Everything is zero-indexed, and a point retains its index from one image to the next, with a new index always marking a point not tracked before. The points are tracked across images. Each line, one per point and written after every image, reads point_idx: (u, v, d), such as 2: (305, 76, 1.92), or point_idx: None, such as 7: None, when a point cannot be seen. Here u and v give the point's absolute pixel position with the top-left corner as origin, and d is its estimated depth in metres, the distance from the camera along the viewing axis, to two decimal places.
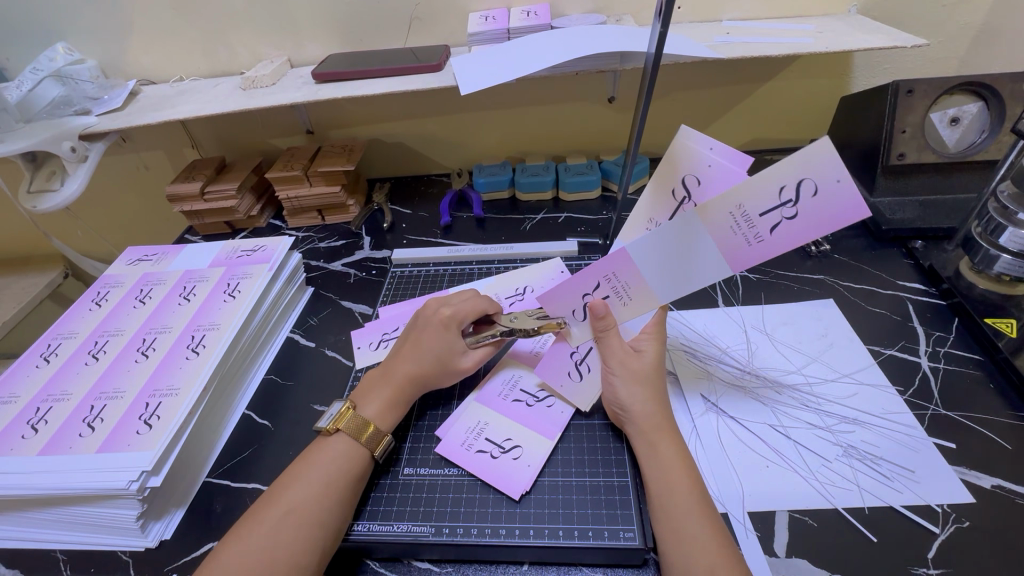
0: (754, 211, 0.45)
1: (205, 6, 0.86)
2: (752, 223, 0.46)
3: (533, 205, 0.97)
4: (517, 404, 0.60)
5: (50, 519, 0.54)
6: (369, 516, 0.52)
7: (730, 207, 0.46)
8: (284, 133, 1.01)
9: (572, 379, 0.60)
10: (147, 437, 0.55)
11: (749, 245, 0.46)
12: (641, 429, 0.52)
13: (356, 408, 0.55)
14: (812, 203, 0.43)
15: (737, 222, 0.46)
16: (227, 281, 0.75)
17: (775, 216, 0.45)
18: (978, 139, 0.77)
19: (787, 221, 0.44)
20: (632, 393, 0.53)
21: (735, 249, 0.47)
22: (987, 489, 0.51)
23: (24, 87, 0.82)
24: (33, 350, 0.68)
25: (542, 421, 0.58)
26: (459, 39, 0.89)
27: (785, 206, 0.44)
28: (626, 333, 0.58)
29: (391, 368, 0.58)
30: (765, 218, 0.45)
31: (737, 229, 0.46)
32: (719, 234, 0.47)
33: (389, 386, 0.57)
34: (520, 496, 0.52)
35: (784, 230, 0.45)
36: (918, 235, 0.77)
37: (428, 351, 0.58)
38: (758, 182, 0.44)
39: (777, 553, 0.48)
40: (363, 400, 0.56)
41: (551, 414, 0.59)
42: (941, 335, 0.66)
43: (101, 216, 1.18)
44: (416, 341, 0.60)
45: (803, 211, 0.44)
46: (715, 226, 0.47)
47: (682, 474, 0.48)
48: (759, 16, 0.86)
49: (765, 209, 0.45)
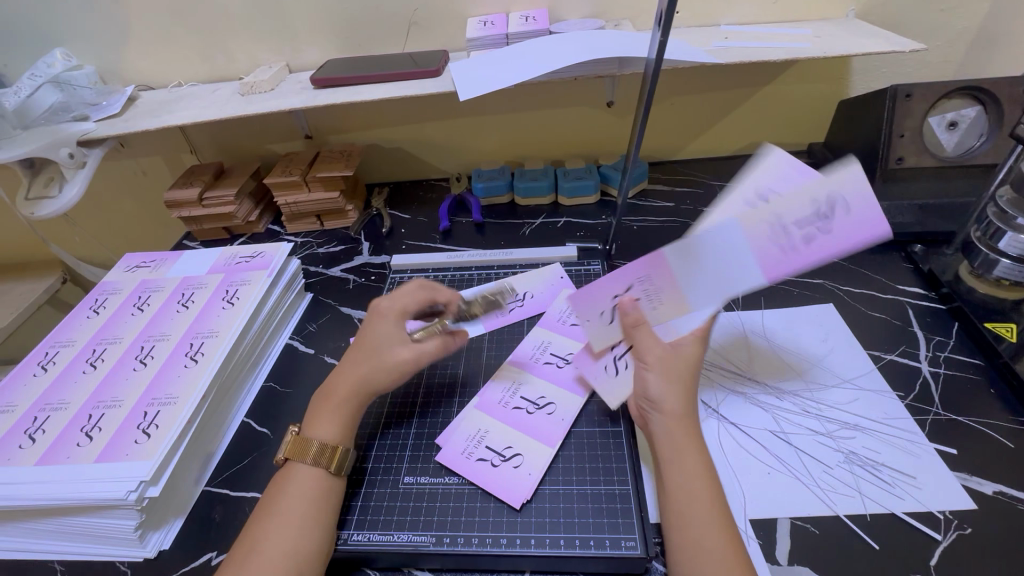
0: (790, 221, 0.47)
1: (203, 12, 0.86)
2: (788, 232, 0.48)
3: (532, 210, 0.97)
4: (518, 411, 0.60)
5: (47, 529, 0.54)
6: (369, 526, 0.52)
7: (764, 216, 0.48)
8: (283, 138, 1.01)
9: (607, 372, 0.59)
10: (145, 446, 0.54)
11: (785, 254, 0.47)
12: (671, 433, 0.49)
13: (301, 434, 0.54)
14: (838, 226, 0.46)
15: (774, 230, 0.48)
16: (225, 287, 0.74)
17: (810, 228, 0.47)
18: (976, 143, 0.78)
19: (822, 234, 0.46)
20: (666, 390, 0.50)
21: (770, 257, 0.48)
22: (989, 495, 0.51)
23: (22, 93, 0.81)
24: (31, 358, 0.67)
25: (544, 430, 0.58)
26: (458, 44, 0.89)
27: (818, 220, 0.46)
28: (667, 333, 0.54)
29: (332, 384, 0.57)
30: (801, 229, 0.47)
31: (773, 238, 0.48)
32: (756, 242, 0.49)
33: (333, 404, 0.55)
34: (521, 505, 0.52)
35: (816, 244, 0.46)
36: (916, 239, 0.77)
37: (365, 359, 0.57)
38: (792, 198, 0.47)
39: (779, 560, 0.48)
40: (308, 424, 0.55)
41: (552, 422, 0.59)
42: (941, 339, 0.66)
43: (98, 222, 1.17)
44: (362, 346, 0.59)
45: (833, 231, 0.46)
46: (753, 236, 0.49)
47: (703, 482, 0.47)
48: (757, 21, 0.86)
49: (800, 220, 0.47)
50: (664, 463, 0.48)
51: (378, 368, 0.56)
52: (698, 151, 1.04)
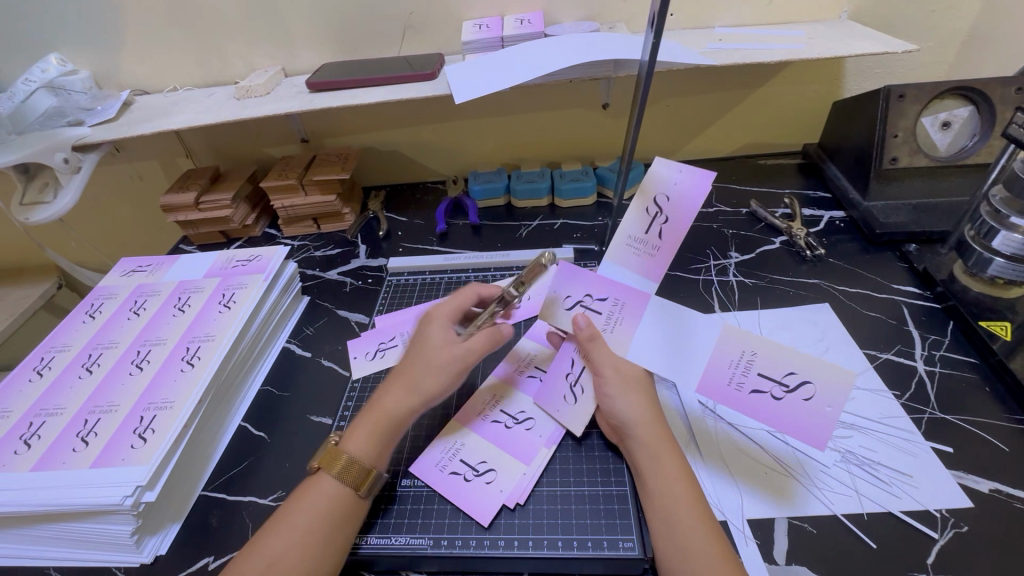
0: (639, 233, 0.57)
1: (198, 16, 0.86)
2: (645, 241, 0.56)
3: (529, 212, 0.97)
4: (759, 397, 0.50)
5: (43, 535, 0.53)
6: (386, 529, 0.52)
7: (622, 241, 0.58)
8: (279, 142, 1.01)
9: (567, 402, 0.58)
10: (142, 451, 0.54)
11: (653, 258, 0.56)
12: (645, 444, 0.50)
13: (343, 447, 0.52)
14: (671, 204, 0.54)
15: (634, 246, 0.57)
16: (222, 291, 0.74)
17: (655, 227, 0.56)
18: (968, 143, 0.78)
19: (664, 226, 0.55)
20: (631, 401, 0.52)
21: (648, 266, 0.56)
22: (985, 493, 0.51)
23: (16, 99, 0.81)
24: (26, 363, 0.67)
25: (802, 422, 0.48)
26: (453, 47, 0.90)
27: (657, 216, 0.55)
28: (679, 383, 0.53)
29: (377, 396, 0.56)
30: (650, 233, 0.56)
31: (638, 251, 0.57)
32: (627, 262, 0.58)
33: (376, 415, 0.54)
34: (489, 523, 0.51)
35: (667, 232, 0.55)
36: (911, 239, 0.77)
37: (419, 365, 0.55)
38: (629, 213, 0.57)
39: (777, 560, 0.48)
40: (349, 434, 0.53)
41: (811, 412, 0.48)
42: (936, 338, 0.66)
43: (94, 227, 1.17)
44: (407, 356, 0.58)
45: (670, 214, 0.54)
46: (622, 260, 0.58)
47: (683, 486, 0.47)
48: (751, 23, 0.87)
49: (646, 228, 0.56)
50: (643, 469, 0.49)
51: (442, 375, 0.55)
52: (694, 152, 1.04)
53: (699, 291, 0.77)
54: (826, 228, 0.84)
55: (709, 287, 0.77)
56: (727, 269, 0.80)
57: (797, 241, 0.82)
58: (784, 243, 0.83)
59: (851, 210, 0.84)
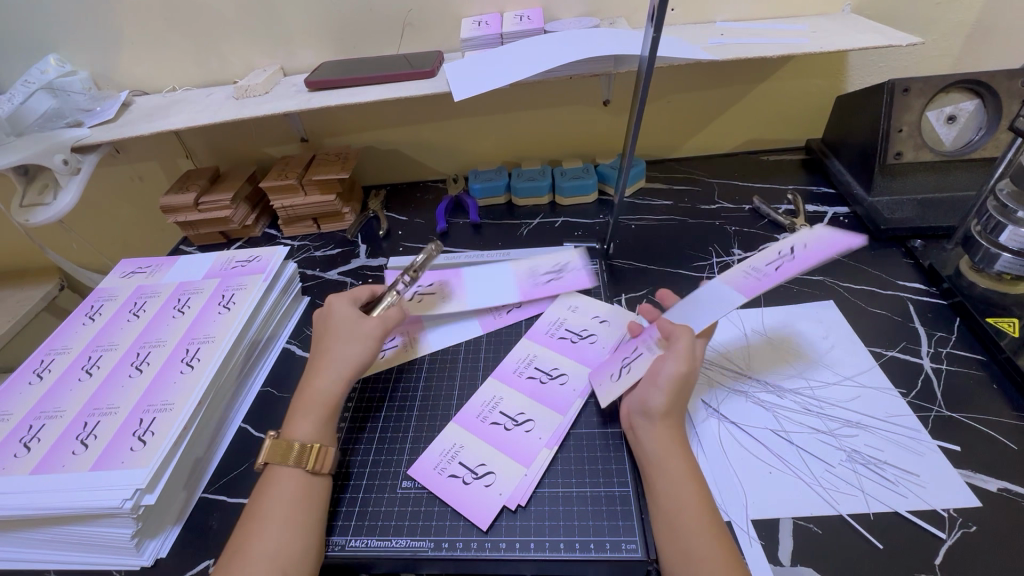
0: (762, 264, 0.57)
1: (196, 17, 0.85)
2: (761, 271, 0.57)
3: (529, 210, 0.96)
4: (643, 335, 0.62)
5: (42, 538, 0.53)
6: (366, 531, 0.51)
7: (744, 268, 0.59)
8: (278, 141, 1.01)
9: (612, 379, 0.59)
10: (142, 454, 0.54)
11: (759, 283, 0.55)
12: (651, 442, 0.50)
13: (282, 435, 0.53)
14: (807, 251, 0.55)
15: (749, 273, 0.57)
16: (221, 292, 0.74)
17: (777, 263, 0.56)
18: (974, 137, 0.77)
19: (789, 262, 0.55)
20: (655, 395, 0.51)
21: (753, 284, 0.55)
22: (993, 492, 0.50)
23: (15, 100, 0.80)
24: (26, 366, 0.67)
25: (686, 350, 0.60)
26: (452, 44, 0.89)
27: (785, 255, 0.56)
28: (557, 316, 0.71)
29: (305, 384, 0.58)
30: (769, 266, 0.56)
31: (750, 276, 0.57)
32: (737, 282, 0.58)
33: (311, 400, 0.56)
34: (489, 526, 0.51)
35: (789, 267, 0.55)
36: (916, 235, 0.76)
37: (352, 336, 0.61)
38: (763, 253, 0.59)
39: (782, 561, 0.47)
40: (289, 425, 0.55)
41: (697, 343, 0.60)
42: (943, 335, 0.65)
43: (94, 229, 1.17)
44: (329, 338, 0.61)
45: (803, 256, 0.55)
46: (732, 280, 0.58)
47: (688, 486, 0.47)
48: (752, 18, 0.86)
49: (769, 262, 0.57)
50: (650, 473, 0.49)
51: (365, 344, 0.61)
52: (695, 149, 1.03)
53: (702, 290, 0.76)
54: (830, 224, 0.83)
55: None
56: (729, 267, 0.79)
57: None
58: (787, 239, 0.83)
59: (855, 206, 0.83)
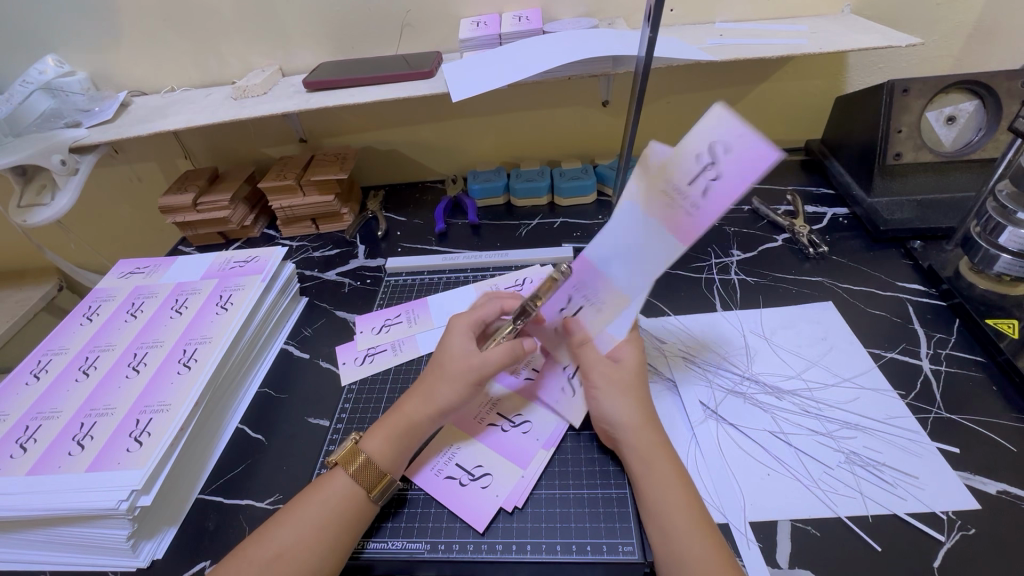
0: (681, 183, 0.46)
1: (194, 17, 0.85)
2: (684, 194, 0.46)
3: (528, 211, 0.96)
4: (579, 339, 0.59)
5: (38, 539, 0.53)
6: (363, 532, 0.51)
7: (660, 186, 0.48)
8: (277, 141, 1.01)
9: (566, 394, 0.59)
10: (138, 455, 0.54)
11: (691, 217, 0.46)
12: (641, 446, 0.50)
13: (361, 445, 0.52)
14: (730, 159, 0.43)
15: (671, 198, 0.47)
16: (219, 293, 0.74)
17: (703, 181, 0.44)
18: (975, 137, 0.77)
19: (713, 182, 0.44)
20: (622, 406, 0.52)
21: (684, 223, 0.46)
22: (992, 495, 0.50)
23: (14, 100, 0.80)
24: (24, 366, 0.67)
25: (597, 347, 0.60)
26: (451, 44, 0.89)
27: (707, 169, 0.44)
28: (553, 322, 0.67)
29: (400, 402, 0.56)
30: (694, 185, 0.45)
31: (672, 204, 0.47)
32: (657, 213, 0.48)
33: (396, 419, 0.54)
34: (486, 528, 0.51)
35: (714, 193, 0.44)
36: (916, 235, 0.76)
37: (453, 377, 0.55)
38: (679, 151, 0.45)
39: (780, 563, 0.47)
40: (369, 434, 0.54)
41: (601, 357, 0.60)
42: (942, 336, 0.65)
43: (94, 230, 1.17)
44: (439, 368, 0.56)
45: (724, 172, 0.43)
46: (651, 206, 0.49)
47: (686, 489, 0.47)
48: (752, 18, 0.85)
49: (691, 178, 0.45)
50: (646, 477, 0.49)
51: (453, 387, 0.54)
52: None
53: (701, 290, 0.76)
54: (830, 225, 0.83)
55: (712, 286, 0.76)
56: (728, 267, 0.79)
57: (799, 238, 0.81)
58: (786, 240, 0.82)
59: (854, 206, 0.83)
